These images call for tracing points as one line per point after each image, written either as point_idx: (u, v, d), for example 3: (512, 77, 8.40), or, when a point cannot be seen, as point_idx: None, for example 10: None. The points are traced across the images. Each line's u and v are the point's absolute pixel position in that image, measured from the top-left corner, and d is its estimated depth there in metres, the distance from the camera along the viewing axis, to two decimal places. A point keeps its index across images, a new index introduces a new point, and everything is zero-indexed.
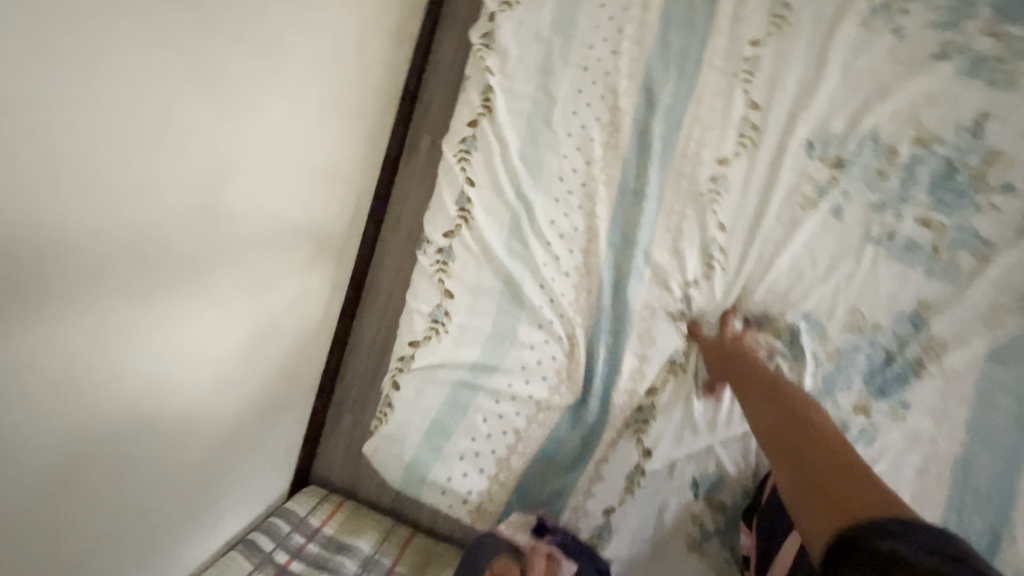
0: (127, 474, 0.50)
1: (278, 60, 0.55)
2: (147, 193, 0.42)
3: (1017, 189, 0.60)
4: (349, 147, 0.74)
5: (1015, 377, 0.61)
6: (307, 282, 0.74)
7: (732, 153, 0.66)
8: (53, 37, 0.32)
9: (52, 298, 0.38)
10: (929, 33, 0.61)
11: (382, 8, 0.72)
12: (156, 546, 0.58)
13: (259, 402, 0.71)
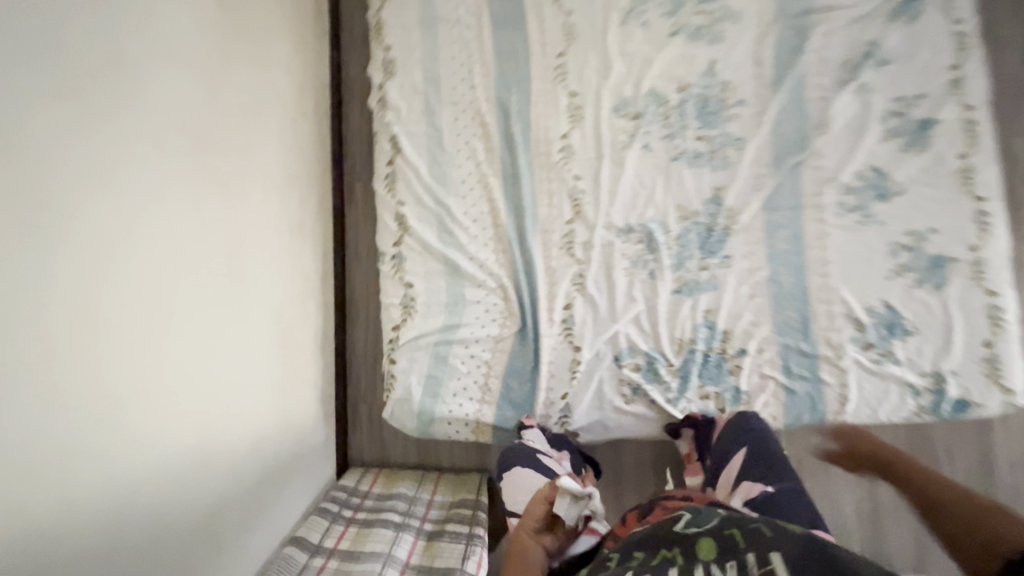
0: (220, 406, 0.74)
1: (248, 130, 0.84)
2: (186, 205, 0.68)
3: (745, 101, 0.95)
4: (306, 204, 1.00)
5: (785, 215, 0.93)
6: (308, 302, 1.00)
7: (570, 130, 0.97)
8: (127, 105, 0.60)
9: (156, 266, 0.63)
10: (662, 20, 0.97)
11: (303, 100, 1.01)
12: (250, 479, 0.81)
13: (297, 390, 0.95)
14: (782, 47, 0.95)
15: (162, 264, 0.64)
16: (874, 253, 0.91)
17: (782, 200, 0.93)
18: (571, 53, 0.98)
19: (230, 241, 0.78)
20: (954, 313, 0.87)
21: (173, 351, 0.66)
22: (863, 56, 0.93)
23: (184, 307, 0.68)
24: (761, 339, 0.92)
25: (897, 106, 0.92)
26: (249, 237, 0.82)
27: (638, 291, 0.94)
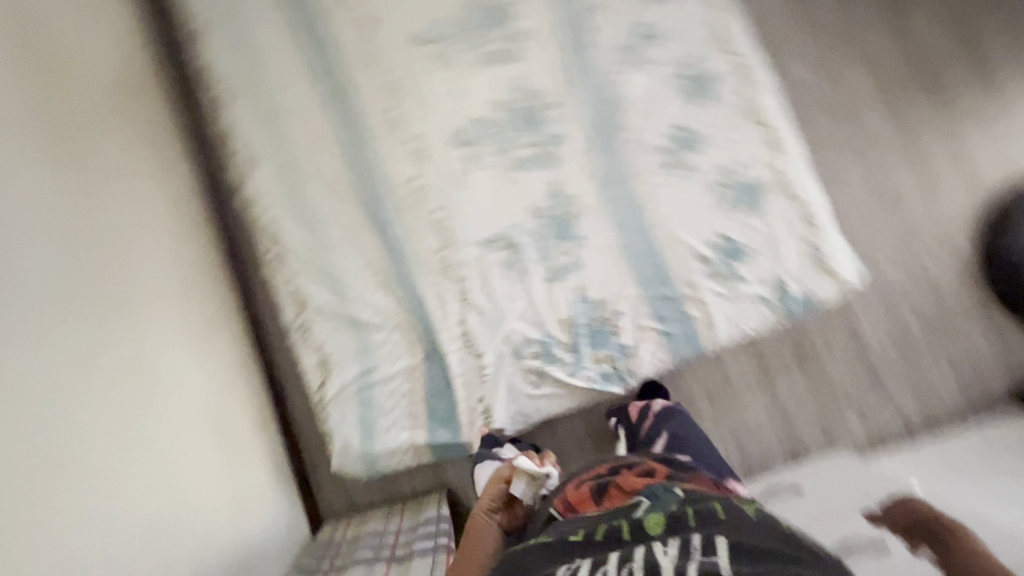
0: (157, 463, 0.82)
1: (136, 223, 0.94)
2: (71, 286, 0.77)
3: (556, 102, 1.08)
4: (211, 297, 1.10)
5: (617, 188, 1.06)
6: (235, 380, 1.08)
7: (418, 171, 1.09)
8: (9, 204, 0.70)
9: (54, 339, 0.72)
10: (469, 56, 1.10)
11: (188, 208, 1.10)
12: (200, 534, 0.86)
13: (242, 457, 1.02)
14: (570, 48, 1.09)
15: (61, 342, 0.72)
16: (699, 196, 1.04)
17: (611, 176, 1.06)
18: (398, 106, 1.11)
19: (108, 342, 0.81)
20: (773, 225, 1.03)
21: (96, 418, 0.74)
22: (638, 37, 1.08)
23: (96, 376, 0.76)
24: (630, 298, 1.04)
25: (678, 70, 1.07)
26: (155, 315, 0.91)
27: (516, 290, 1.05)
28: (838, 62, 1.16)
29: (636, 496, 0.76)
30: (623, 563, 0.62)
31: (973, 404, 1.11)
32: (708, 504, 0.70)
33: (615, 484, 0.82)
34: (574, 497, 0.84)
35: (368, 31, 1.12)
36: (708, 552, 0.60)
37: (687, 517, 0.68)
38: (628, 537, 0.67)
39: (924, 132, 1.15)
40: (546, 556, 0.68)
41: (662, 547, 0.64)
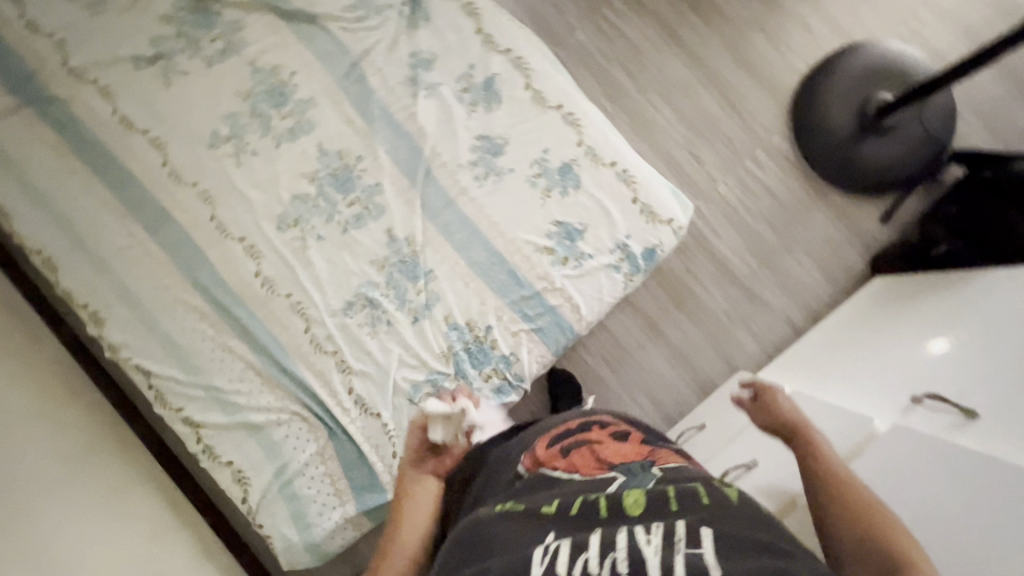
0: None
1: None
2: None
3: (361, 155, 1.10)
4: (104, 446, 1.06)
5: (445, 213, 1.08)
6: (157, 510, 1.05)
7: (260, 265, 1.10)
8: None
9: None
10: (264, 141, 1.11)
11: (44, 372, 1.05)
12: None
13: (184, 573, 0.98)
14: (357, 99, 1.10)
15: None
16: (523, 194, 1.07)
17: (436, 204, 1.09)
18: (218, 211, 1.11)
19: None
20: (599, 195, 1.06)
21: None
22: (414, 66, 1.09)
23: None
24: (495, 310, 1.07)
25: (462, 83, 1.09)
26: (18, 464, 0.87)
27: (389, 341, 1.08)
28: (612, 19, 1.19)
29: (613, 471, 0.70)
30: (603, 552, 0.54)
31: (843, 287, 1.16)
32: (687, 488, 0.63)
33: (589, 450, 0.76)
34: (541, 455, 0.77)
35: (163, 151, 1.12)
36: (694, 541, 0.53)
37: (668, 502, 0.61)
38: (607, 518, 0.60)
39: (713, 51, 1.18)
40: (517, 531, 0.60)
41: (643, 533, 0.56)
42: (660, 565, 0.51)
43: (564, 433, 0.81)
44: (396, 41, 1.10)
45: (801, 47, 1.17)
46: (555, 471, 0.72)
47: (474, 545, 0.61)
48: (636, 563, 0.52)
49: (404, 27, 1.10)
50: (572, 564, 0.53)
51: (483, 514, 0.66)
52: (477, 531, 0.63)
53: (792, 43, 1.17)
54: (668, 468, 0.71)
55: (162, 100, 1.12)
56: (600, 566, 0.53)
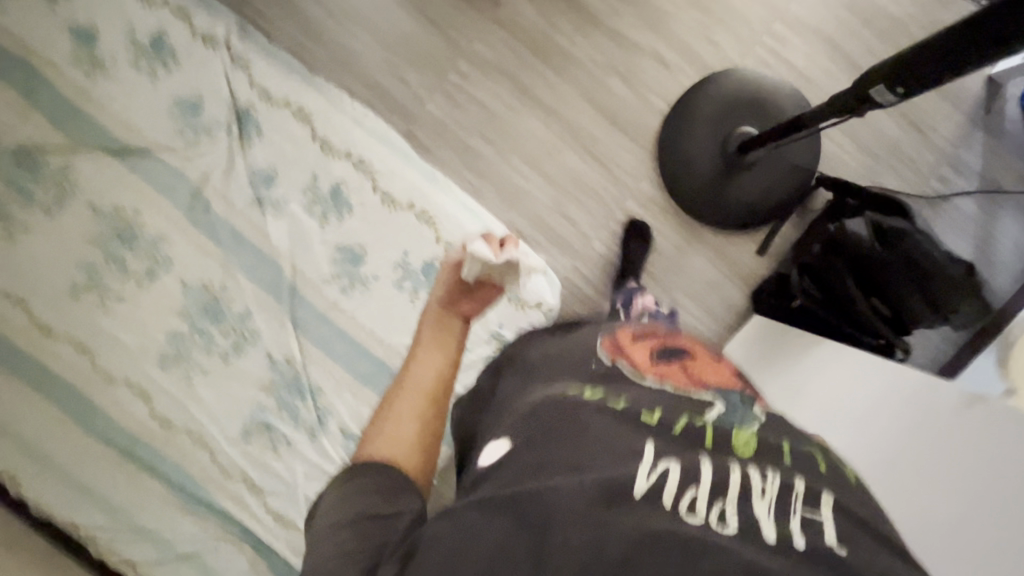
0: None
1: None
2: None
3: (225, 283, 1.08)
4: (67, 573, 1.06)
5: (321, 329, 1.08)
6: None
7: (153, 406, 1.11)
8: None
9: None
10: (126, 284, 1.09)
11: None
12: None
13: None
14: (206, 227, 1.06)
15: None
16: (392, 299, 1.06)
17: (309, 322, 1.08)
18: (97, 360, 1.10)
19: None
20: None
21: None
22: (257, 185, 1.05)
23: None
24: None
25: (309, 195, 1.05)
26: None
27: (292, 460, 1.10)
28: (459, 84, 1.13)
29: (710, 393, 0.58)
30: (715, 497, 0.45)
31: (731, 325, 1.16)
32: (803, 448, 0.52)
33: (681, 366, 0.64)
34: (628, 350, 0.68)
35: (28, 308, 1.09)
36: (811, 505, 0.45)
37: (783, 455, 0.50)
38: (713, 450, 0.50)
39: (568, 103, 1.12)
40: (607, 429, 0.52)
41: (757, 479, 0.46)
42: (774, 532, 0.43)
43: (648, 342, 0.70)
44: (232, 160, 1.05)
45: (659, 84, 1.11)
46: (644, 377, 0.60)
47: (561, 430, 0.52)
48: (746, 517, 0.44)
49: (237, 144, 1.05)
50: (682, 495, 0.45)
51: (576, 394, 0.58)
52: (573, 412, 0.54)
53: (650, 81, 1.11)
54: (771, 410, 0.59)
55: (12, 258, 1.08)
56: (708, 509, 0.44)
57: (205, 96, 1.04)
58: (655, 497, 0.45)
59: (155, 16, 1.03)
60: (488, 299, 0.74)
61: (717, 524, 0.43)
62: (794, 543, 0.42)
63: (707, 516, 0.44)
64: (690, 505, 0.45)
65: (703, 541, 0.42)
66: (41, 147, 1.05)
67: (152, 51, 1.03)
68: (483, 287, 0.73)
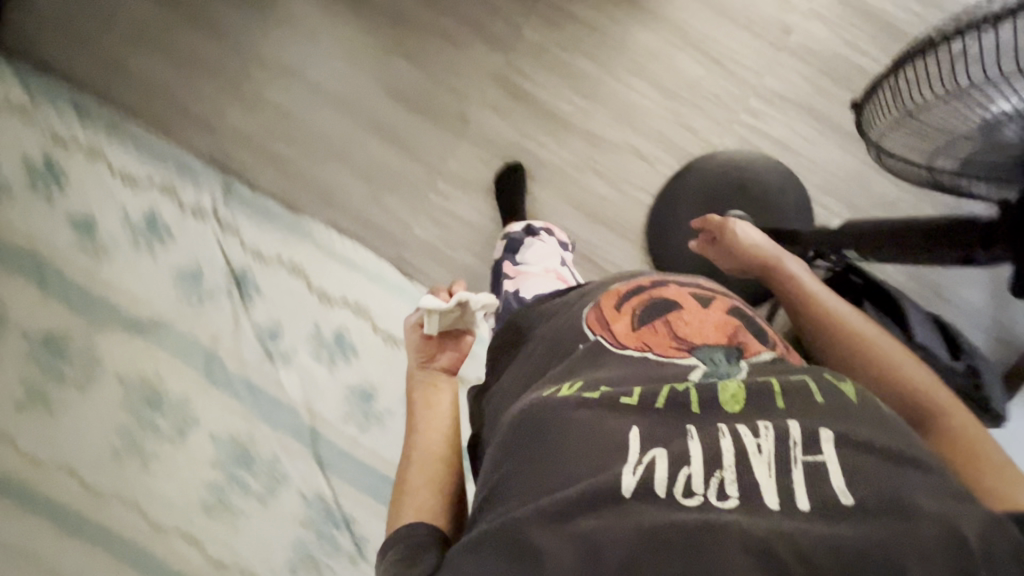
0: None
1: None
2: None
3: (253, 431, 1.09)
4: None
5: (346, 465, 1.10)
6: None
7: (203, 550, 1.06)
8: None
9: None
10: (161, 441, 1.08)
11: None
12: None
13: None
14: (223, 383, 1.09)
15: None
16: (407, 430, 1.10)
17: (333, 459, 1.10)
18: (146, 513, 1.06)
19: None
20: None
21: None
22: (263, 340, 1.09)
23: None
24: None
25: (314, 343, 1.09)
26: None
27: None
28: (442, 204, 1.13)
29: (693, 357, 0.58)
30: (708, 470, 0.45)
31: None
32: (794, 380, 0.51)
33: (668, 324, 0.63)
34: (614, 318, 0.65)
35: (76, 474, 1.06)
36: (813, 448, 0.44)
37: (775, 397, 0.49)
38: (701, 416, 0.49)
39: (551, 206, 1.11)
40: (585, 426, 0.50)
41: (750, 438, 0.46)
42: (774, 491, 0.43)
43: (639, 292, 0.67)
44: (237, 321, 1.09)
45: (639, 177, 1.10)
46: (624, 349, 0.60)
47: (543, 442, 0.50)
48: (745, 484, 0.43)
49: (239, 306, 1.08)
50: (674, 480, 0.45)
51: (551, 394, 0.55)
52: (549, 418, 0.51)
53: (629, 176, 1.10)
54: (761, 362, 0.58)
55: (44, 432, 1.06)
56: (704, 486, 0.44)
57: (203, 263, 1.08)
58: (644, 490, 0.44)
59: (144, 199, 1.08)
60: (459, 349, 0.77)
61: (717, 500, 0.43)
62: (798, 502, 0.42)
63: (704, 495, 0.43)
64: (686, 487, 0.44)
65: (699, 523, 0.41)
66: (65, 332, 1.07)
67: (148, 231, 1.08)
68: (448, 335, 0.77)
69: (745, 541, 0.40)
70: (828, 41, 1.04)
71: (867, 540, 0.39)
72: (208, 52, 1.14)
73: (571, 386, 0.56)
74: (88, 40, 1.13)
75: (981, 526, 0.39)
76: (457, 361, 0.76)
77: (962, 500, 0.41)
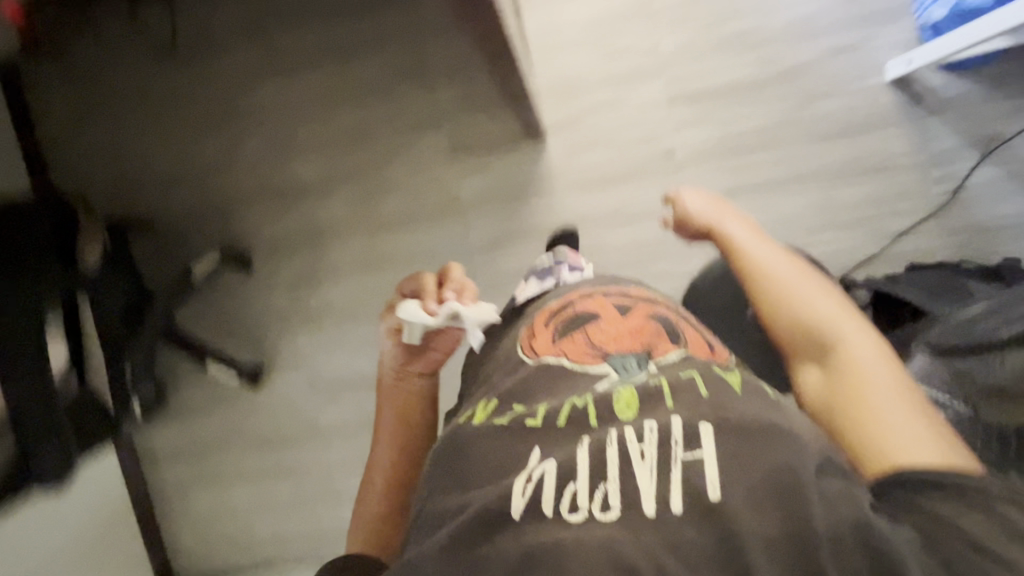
0: None
1: None
2: None
3: None
4: None
5: None
6: None
7: None
8: None
9: None
10: None
11: None
12: None
13: None
14: None
15: None
16: None
17: None
18: None
19: None
20: None
21: None
22: None
23: None
24: None
25: None
26: None
27: None
28: None
29: (604, 365, 0.56)
30: (595, 482, 0.45)
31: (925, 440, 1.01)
32: (684, 378, 0.52)
33: (584, 333, 0.60)
34: (539, 334, 0.63)
35: None
36: (692, 445, 0.45)
37: (666, 400, 0.50)
38: (598, 428, 0.50)
39: None
40: (502, 446, 0.51)
41: (635, 442, 0.47)
42: (652, 495, 0.43)
43: (566, 304, 0.65)
44: None
45: None
46: (539, 358, 0.59)
47: (457, 473, 0.51)
48: (628, 493, 0.44)
49: None
50: (561, 494, 0.45)
51: (463, 423, 0.57)
52: (463, 443, 0.53)
53: None
54: (673, 356, 0.56)
55: None
56: (590, 499, 0.44)
57: None
58: (532, 508, 0.44)
59: None
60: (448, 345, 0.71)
61: (600, 511, 0.43)
62: (670, 506, 0.43)
63: (588, 508, 0.44)
64: (571, 502, 0.44)
65: (576, 540, 0.41)
66: None
67: None
68: (436, 337, 0.70)
69: (608, 554, 0.40)
70: (709, 139, 1.09)
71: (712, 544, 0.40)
72: (309, 487, 1.31)
73: (485, 409, 0.57)
74: (230, 539, 1.36)
75: (847, 518, 0.40)
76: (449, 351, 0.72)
77: (835, 493, 0.42)
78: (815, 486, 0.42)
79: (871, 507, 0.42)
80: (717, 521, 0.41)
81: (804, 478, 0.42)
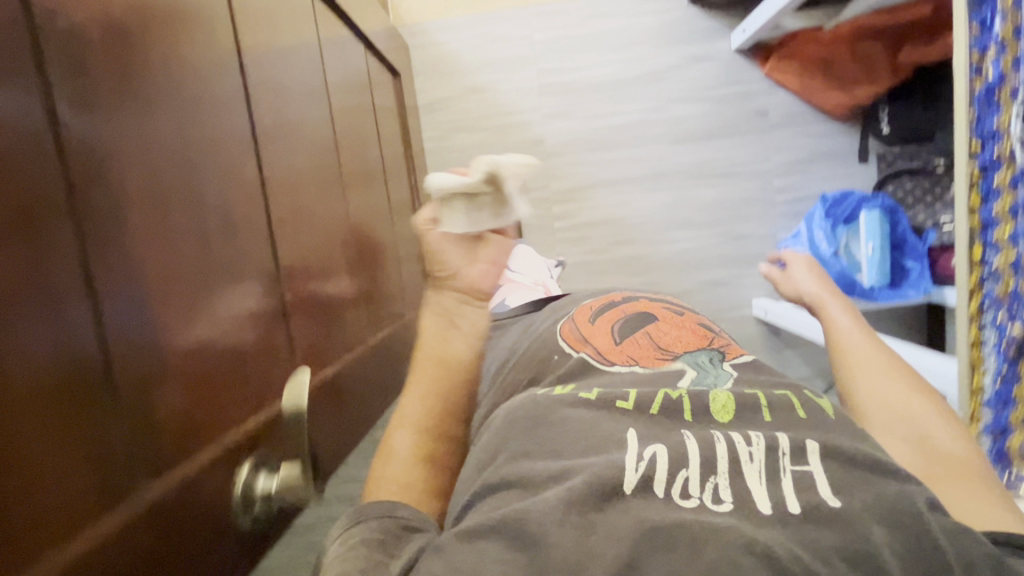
0: None
1: None
2: None
3: None
4: None
5: None
6: None
7: None
8: None
9: None
10: None
11: None
12: None
13: None
14: None
15: None
16: None
17: None
18: None
19: None
20: None
21: None
22: None
23: None
24: None
25: None
26: None
27: None
28: None
29: (678, 363, 0.53)
30: (706, 472, 0.40)
31: None
32: (779, 394, 0.48)
33: (647, 335, 0.58)
34: (591, 332, 0.60)
35: None
36: (800, 458, 0.41)
37: (764, 413, 0.46)
38: (696, 422, 0.45)
39: None
40: (593, 419, 0.45)
41: (743, 444, 0.42)
42: (765, 495, 0.39)
43: (613, 308, 0.63)
44: None
45: None
46: (609, 364, 0.55)
47: (541, 437, 0.44)
48: (738, 489, 0.39)
49: None
50: (672, 478, 0.40)
51: (545, 392, 0.50)
52: (549, 412, 0.47)
53: None
54: (744, 362, 0.55)
55: None
56: (699, 488, 0.39)
57: None
58: (643, 483, 0.39)
59: None
60: (496, 261, 0.62)
61: (713, 502, 0.38)
62: (788, 506, 0.38)
63: (700, 497, 0.39)
64: (682, 488, 0.39)
65: (696, 523, 0.36)
66: None
67: None
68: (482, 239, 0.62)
69: (733, 541, 0.34)
70: None
71: (837, 543, 0.35)
72: None
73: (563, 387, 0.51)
74: None
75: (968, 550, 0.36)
76: (495, 279, 0.63)
77: (953, 528, 0.37)
78: (922, 503, 0.38)
79: (986, 542, 0.39)
80: (840, 522, 0.36)
81: (914, 507, 0.38)
